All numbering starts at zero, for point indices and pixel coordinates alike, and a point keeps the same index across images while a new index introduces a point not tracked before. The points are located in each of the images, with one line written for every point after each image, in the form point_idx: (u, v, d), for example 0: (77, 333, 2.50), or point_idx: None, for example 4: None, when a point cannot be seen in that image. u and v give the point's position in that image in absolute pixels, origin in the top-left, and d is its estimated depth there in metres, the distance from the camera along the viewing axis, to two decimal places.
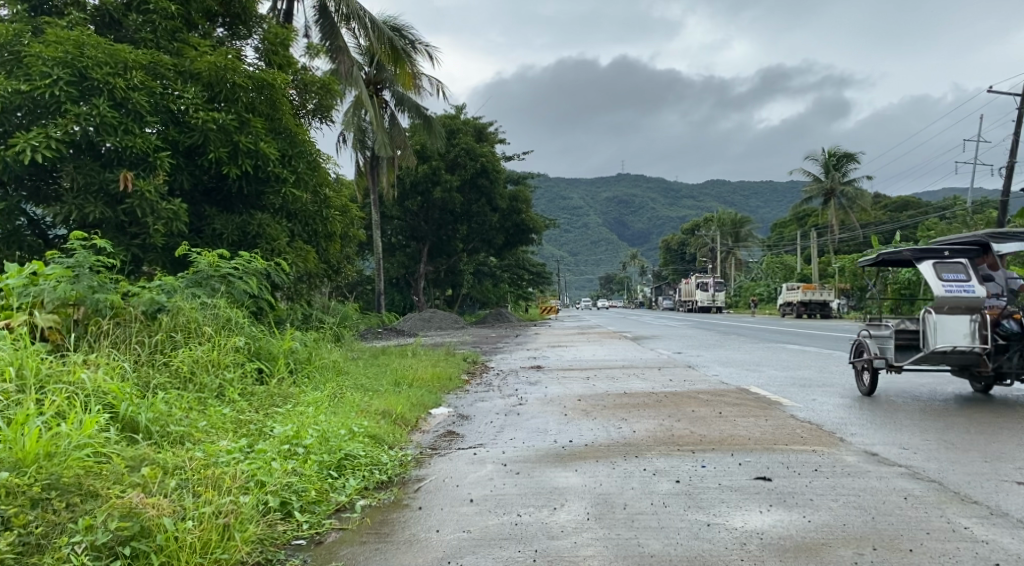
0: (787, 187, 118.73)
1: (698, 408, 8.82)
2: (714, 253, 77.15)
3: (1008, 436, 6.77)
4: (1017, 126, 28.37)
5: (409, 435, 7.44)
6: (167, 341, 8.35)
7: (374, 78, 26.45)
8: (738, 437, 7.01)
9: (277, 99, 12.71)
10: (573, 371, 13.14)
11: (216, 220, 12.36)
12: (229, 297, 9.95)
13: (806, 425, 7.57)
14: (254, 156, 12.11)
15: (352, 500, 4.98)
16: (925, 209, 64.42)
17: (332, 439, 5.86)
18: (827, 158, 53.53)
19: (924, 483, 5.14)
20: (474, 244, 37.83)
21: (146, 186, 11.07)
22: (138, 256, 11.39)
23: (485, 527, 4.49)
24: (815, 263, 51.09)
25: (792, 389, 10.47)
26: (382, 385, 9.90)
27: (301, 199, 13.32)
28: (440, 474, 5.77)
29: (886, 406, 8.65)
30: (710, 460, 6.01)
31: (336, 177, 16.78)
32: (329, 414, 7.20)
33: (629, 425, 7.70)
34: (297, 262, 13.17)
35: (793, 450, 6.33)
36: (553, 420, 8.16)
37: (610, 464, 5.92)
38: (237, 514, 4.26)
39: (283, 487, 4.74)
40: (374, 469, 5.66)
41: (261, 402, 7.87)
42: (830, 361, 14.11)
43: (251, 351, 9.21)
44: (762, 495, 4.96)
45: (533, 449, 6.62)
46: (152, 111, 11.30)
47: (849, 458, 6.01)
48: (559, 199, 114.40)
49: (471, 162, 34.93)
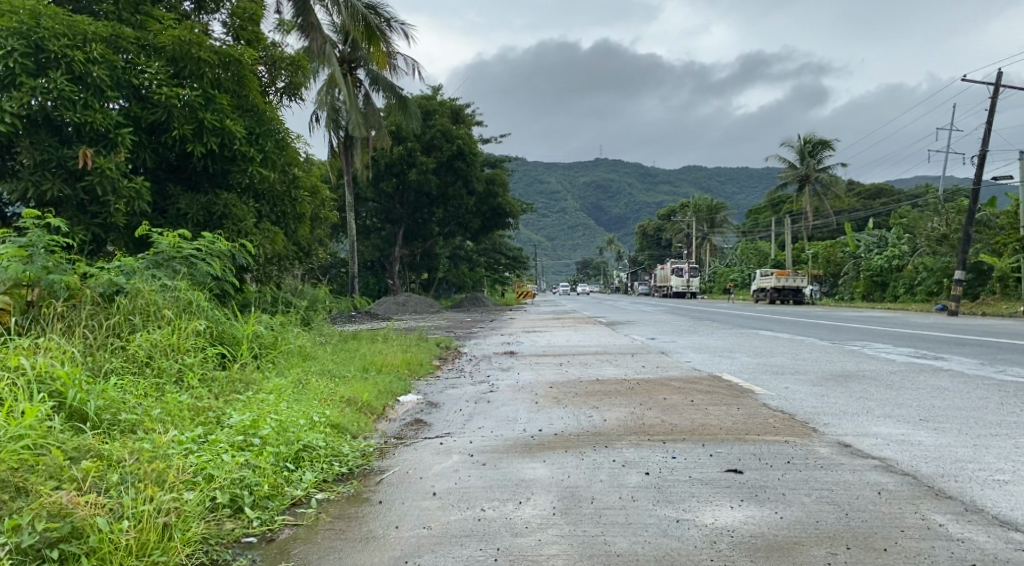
0: (762, 173, 119.22)
1: (670, 396, 8.69)
2: (690, 238, 77.39)
3: (980, 427, 6.69)
4: (990, 114, 28.46)
5: (375, 424, 7.24)
6: (124, 325, 8.08)
7: (348, 56, 26.00)
8: (710, 426, 6.87)
9: (245, 76, 12.37)
10: (546, 357, 13.00)
11: (180, 199, 12.05)
12: (191, 280, 9.68)
13: (778, 414, 7.45)
14: (219, 134, 11.78)
15: (308, 494, 4.78)
16: (898, 196, 65.02)
17: (291, 428, 5.66)
18: (802, 145, 53.76)
19: (897, 476, 5.02)
20: (449, 227, 37.54)
21: (107, 163, 10.70)
22: (99, 236, 11.09)
23: (446, 523, 4.31)
24: (790, 250, 51.35)
25: (765, 376, 10.38)
26: (349, 371, 9.69)
27: (268, 178, 13.00)
28: (403, 465, 5.58)
29: (858, 395, 8.57)
30: (681, 450, 5.87)
31: (307, 157, 16.48)
32: (291, 401, 7.00)
33: (600, 414, 7.54)
34: (263, 244, 12.91)
35: (766, 441, 6.20)
36: (523, 408, 8.01)
37: (580, 455, 5.76)
38: (180, 512, 4.05)
39: (234, 482, 4.53)
40: (334, 460, 5.46)
41: (221, 389, 7.65)
42: (802, 348, 14.07)
43: (213, 335, 8.97)
44: (733, 488, 4.82)
45: (502, 439, 6.44)
46: (113, 85, 10.96)
47: (822, 449, 5.88)
48: (536, 183, 114.16)
49: (447, 144, 34.59)
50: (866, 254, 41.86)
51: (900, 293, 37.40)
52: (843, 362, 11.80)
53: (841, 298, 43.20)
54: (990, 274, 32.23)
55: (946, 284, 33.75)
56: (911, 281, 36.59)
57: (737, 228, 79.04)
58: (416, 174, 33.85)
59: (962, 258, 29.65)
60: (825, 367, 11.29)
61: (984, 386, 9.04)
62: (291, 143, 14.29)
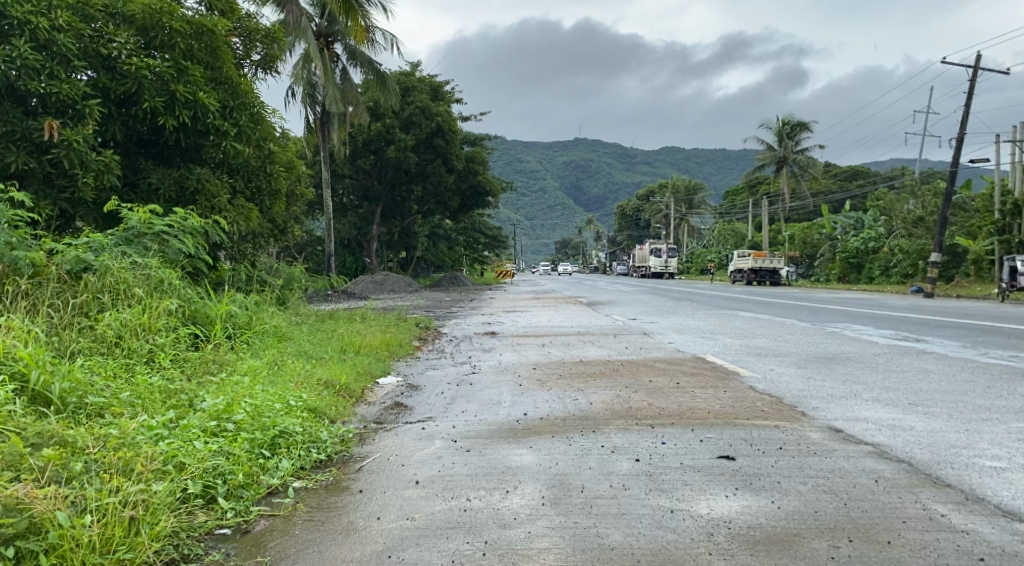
0: (740, 155, 119.31)
1: (655, 378, 8.55)
2: (668, 219, 77.35)
3: (970, 411, 6.58)
4: (969, 98, 28.47)
5: (354, 407, 7.04)
6: (92, 304, 7.83)
7: (325, 30, 25.52)
8: (698, 410, 6.73)
9: (218, 47, 12.14)
10: (527, 338, 12.82)
11: (152, 174, 11.76)
12: (163, 257, 9.42)
13: (766, 397, 7.32)
14: (192, 106, 11.46)
15: (285, 483, 4.57)
16: (874, 179, 65.32)
17: (267, 414, 5.45)
18: (781, 127, 53.69)
19: (893, 463, 4.88)
20: (429, 206, 37.17)
21: (74, 136, 10.36)
22: (67, 211, 10.80)
23: (430, 514, 4.12)
24: (767, 231, 51.47)
25: (749, 358, 10.26)
26: (326, 352, 9.46)
27: (243, 153, 12.71)
28: (384, 452, 5.38)
29: (844, 378, 8.45)
30: (670, 436, 5.71)
31: (283, 133, 16.12)
32: (266, 384, 6.80)
33: (585, 397, 7.38)
34: (238, 221, 12.63)
35: (755, 425, 6.06)
36: (507, 390, 7.84)
37: (566, 441, 5.58)
38: (148, 504, 3.83)
39: (206, 471, 4.31)
40: (311, 446, 5.25)
41: (193, 370, 7.41)
42: (784, 329, 13.99)
43: (185, 315, 8.72)
44: (726, 476, 4.67)
45: (486, 423, 6.26)
46: (80, 54, 10.71)
47: (814, 434, 5.74)
48: (515, 163, 113.66)
49: (426, 121, 34.20)
50: (843, 236, 41.99)
51: (875, 276, 37.35)
52: (826, 344, 11.71)
53: (817, 279, 43.29)
54: (965, 257, 32.35)
55: (921, 266, 33.70)
56: (886, 263, 36.69)
57: (715, 209, 79.11)
58: (394, 151, 33.44)
59: (938, 240, 29.69)
60: (809, 349, 11.18)
61: (970, 369, 8.94)
62: (267, 117, 13.94)
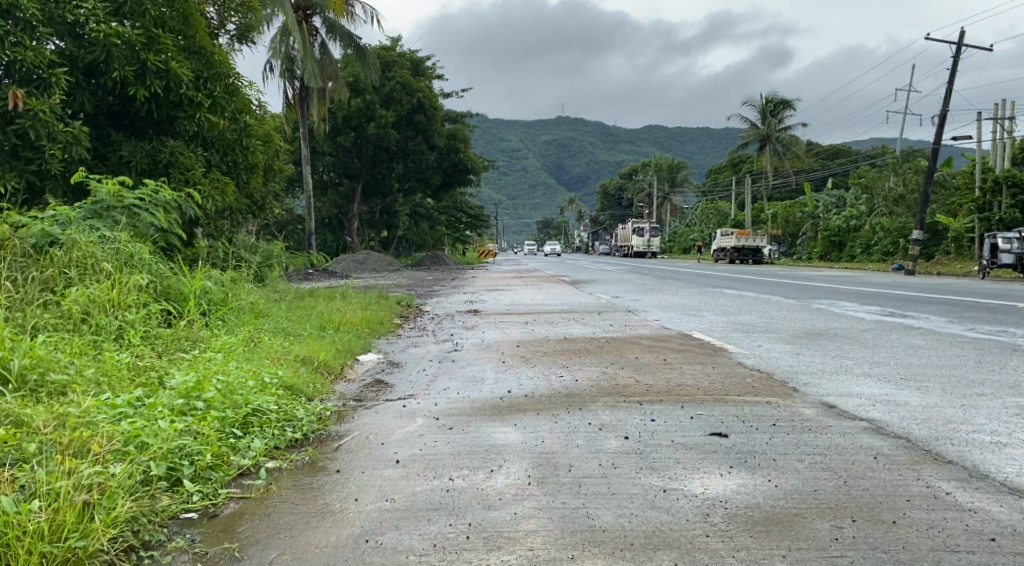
0: (722, 133, 119.11)
1: (641, 354, 8.38)
2: (650, 198, 77.22)
3: (964, 386, 6.42)
4: (953, 75, 28.34)
5: (333, 384, 6.82)
6: (59, 279, 7.60)
7: (303, 3, 25.00)
8: (687, 386, 6.55)
9: (190, 15, 12.03)
10: (511, 315, 12.61)
11: (123, 146, 11.48)
12: (133, 230, 9.16)
13: (756, 373, 7.15)
14: (164, 76, 11.25)
15: (257, 463, 4.33)
16: (856, 157, 65.42)
17: (239, 391, 5.22)
18: (764, 105, 53.49)
19: (891, 439, 4.70)
20: (410, 183, 36.77)
21: (39, 105, 10.09)
22: (34, 184, 10.53)
23: (411, 495, 3.90)
24: (750, 210, 51.50)
25: (736, 334, 10.12)
26: (305, 329, 9.18)
27: (217, 125, 12.44)
28: (363, 431, 5.14)
29: (833, 354, 8.30)
30: (660, 413, 5.53)
31: (260, 107, 15.78)
32: (240, 360, 6.57)
33: (571, 374, 7.19)
34: (214, 196, 12.35)
35: (747, 402, 5.89)
36: (490, 367, 7.64)
37: (553, 418, 5.38)
38: (103, 487, 3.58)
39: (172, 450, 4.06)
40: (286, 425, 5.00)
41: (163, 349, 7.15)
42: (770, 306, 13.86)
43: (157, 290, 8.45)
44: (720, 453, 4.49)
45: (468, 401, 6.04)
46: (45, 22, 10.45)
47: (807, 411, 5.57)
48: (496, 141, 113.02)
49: (407, 97, 33.75)
50: (824, 215, 41.97)
51: (856, 254, 37.37)
52: (814, 320, 11.56)
53: (799, 257, 43.36)
54: (946, 234, 32.38)
55: (902, 244, 33.70)
56: (867, 241, 36.69)
57: (697, 188, 79.00)
58: (375, 128, 32.99)
59: (920, 218, 29.65)
60: (795, 325, 11.03)
61: (958, 345, 8.82)
62: (242, 89, 13.61)
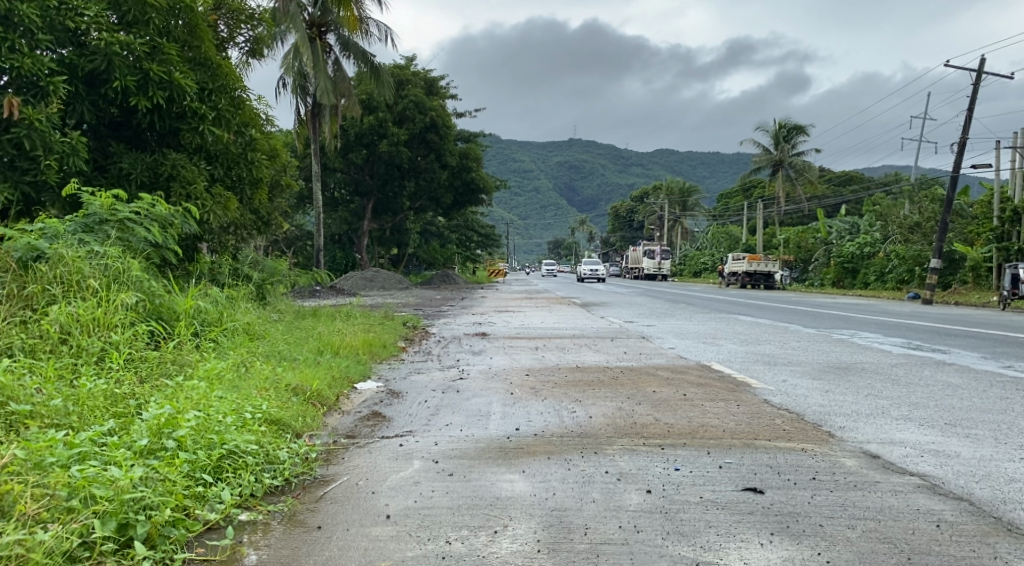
0: (734, 159, 118.77)
1: (659, 388, 7.78)
2: (661, 221, 76.66)
3: (1016, 436, 5.81)
4: (971, 104, 27.76)
5: (326, 417, 6.31)
6: (41, 296, 7.19)
7: (318, 20, 24.76)
8: (711, 428, 5.97)
9: (197, 25, 11.72)
10: (519, 340, 12.04)
11: (123, 158, 11.07)
12: (125, 245, 8.73)
13: (785, 414, 6.57)
14: (167, 87, 10.91)
15: (227, 517, 3.86)
16: (868, 184, 64.79)
17: (215, 428, 4.71)
18: (777, 130, 53.06)
19: (951, 502, 4.13)
20: (421, 202, 36.34)
21: (35, 114, 9.70)
22: (30, 196, 10.13)
23: (400, 562, 3.47)
24: (761, 235, 50.82)
25: (757, 367, 9.53)
26: (301, 353, 8.64)
27: (222, 138, 12.05)
28: (352, 475, 4.66)
29: (865, 393, 7.69)
30: (684, 460, 4.96)
31: (270, 123, 15.35)
32: (226, 389, 6.09)
33: (584, 409, 6.63)
34: (216, 210, 11.89)
35: (779, 449, 5.31)
36: (497, 399, 7.08)
37: (564, 465, 4.84)
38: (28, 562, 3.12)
39: (126, 503, 3.57)
40: (265, 468, 4.51)
41: (145, 375, 6.69)
42: (789, 335, 13.27)
43: (147, 308, 7.97)
44: (758, 516, 3.95)
45: (472, 440, 5.49)
46: (46, 29, 10.10)
47: (849, 461, 4.98)
48: (509, 161, 112.89)
49: (420, 115, 33.41)
50: (838, 241, 41.39)
51: (871, 281, 36.72)
52: (837, 353, 10.96)
53: (811, 284, 42.60)
54: (963, 263, 31.51)
55: (917, 273, 32.89)
56: (881, 268, 35.99)
57: (708, 213, 78.45)
58: (387, 145, 32.62)
59: (937, 246, 28.92)
60: (821, 357, 10.45)
61: (998, 385, 8.18)
62: (248, 101, 13.18)
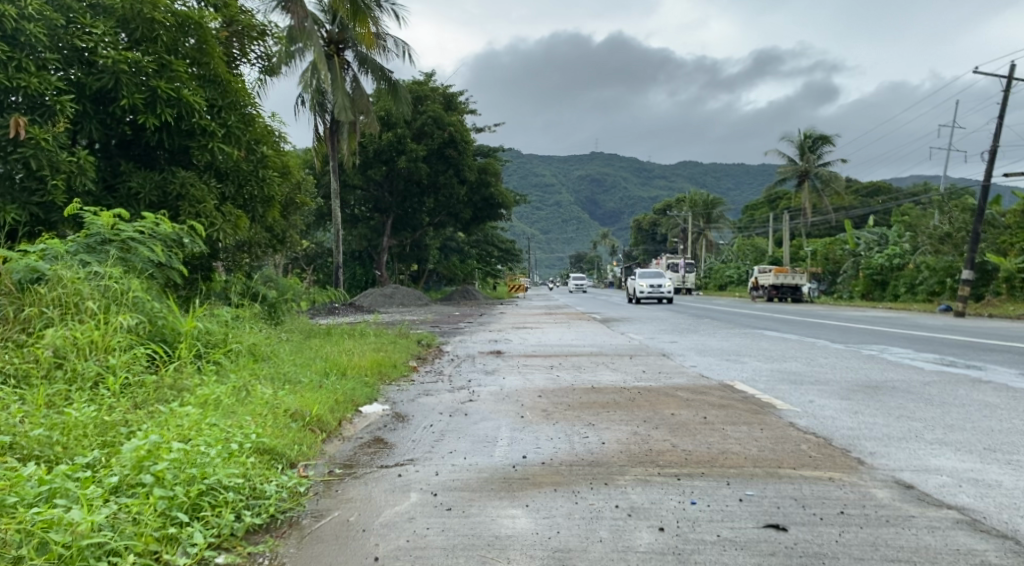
0: (759, 170, 117.88)
1: (678, 411, 7.41)
2: (685, 234, 76.00)
3: None
4: (1002, 112, 27.08)
5: (324, 443, 6.03)
6: (37, 320, 6.97)
7: (337, 37, 24.76)
8: (731, 455, 5.61)
9: (207, 42, 11.52)
10: (535, 359, 11.71)
11: (132, 177, 10.92)
12: (127, 266, 8.51)
13: (811, 439, 6.18)
14: (176, 105, 10.74)
15: (200, 561, 3.75)
16: (896, 194, 63.85)
17: (198, 460, 4.45)
18: (802, 141, 52.53)
19: (994, 541, 3.81)
20: (441, 218, 36.20)
21: (42, 133, 9.59)
22: (39, 217, 9.96)
23: None
24: (787, 247, 50.15)
25: (783, 386, 9.14)
26: (306, 375, 8.37)
27: (232, 156, 11.87)
28: (342, 508, 4.42)
29: (897, 414, 7.28)
30: (701, 492, 4.64)
31: (284, 141, 15.16)
32: (221, 416, 5.83)
33: (597, 435, 6.29)
34: (226, 229, 11.68)
35: (805, 478, 4.95)
36: (505, 424, 6.75)
37: (570, 498, 4.51)
38: None
39: (84, 549, 3.51)
40: (248, 505, 4.28)
41: (142, 400, 6.45)
42: (817, 351, 12.82)
43: (147, 330, 7.75)
44: (780, 558, 3.67)
45: (473, 470, 5.18)
46: (52, 48, 9.97)
47: (880, 493, 4.60)
48: (531, 176, 112.69)
49: (439, 132, 33.28)
50: (865, 252, 40.59)
51: (900, 293, 36.04)
52: (867, 370, 10.54)
53: (840, 296, 41.93)
54: (995, 273, 30.48)
55: (949, 284, 32.08)
56: (911, 280, 35.27)
57: (733, 225, 77.73)
58: (407, 162, 32.45)
59: (969, 257, 28.16)
60: (850, 375, 10.02)
61: None
62: (259, 118, 12.96)
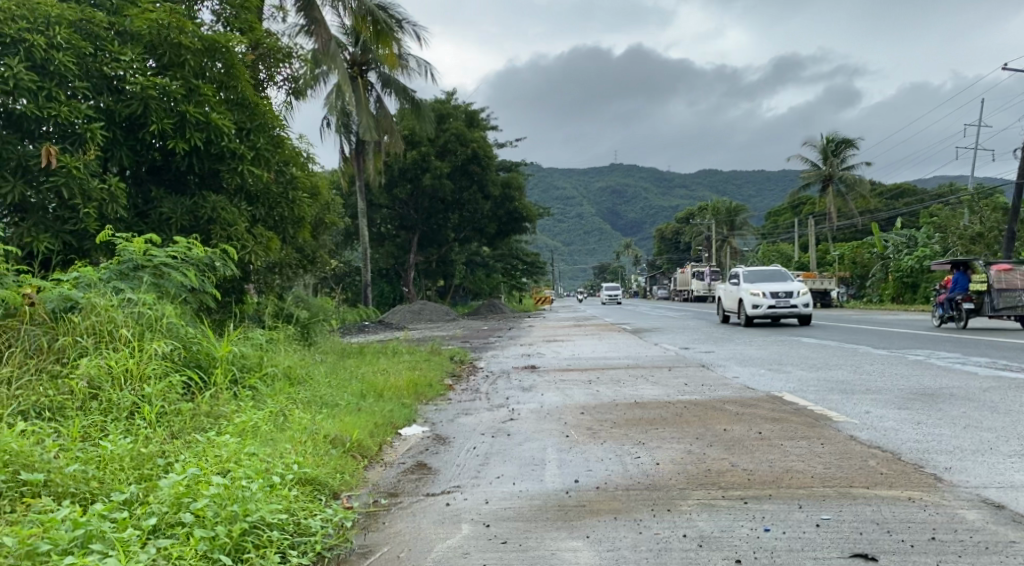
0: (780, 176, 116.92)
1: (730, 426, 7.07)
2: (708, 241, 75.28)
3: None
4: None
5: (366, 471, 5.76)
6: (71, 349, 6.77)
7: (358, 57, 24.76)
8: (798, 475, 5.26)
9: (234, 65, 11.36)
10: (571, 373, 11.37)
11: (163, 203, 10.76)
12: (160, 291, 8.31)
13: (879, 454, 5.82)
14: (204, 128, 10.60)
15: None
16: (922, 196, 62.91)
17: (240, 494, 4.20)
18: (825, 144, 51.89)
19: None
20: (465, 233, 36.00)
21: (74, 162, 9.46)
22: (71, 245, 9.81)
23: None
24: (814, 253, 49.43)
25: (835, 396, 8.76)
26: (343, 399, 8.09)
27: (261, 178, 11.67)
28: (392, 544, 4.15)
29: (962, 424, 6.88)
30: (775, 517, 4.31)
31: (311, 162, 14.99)
32: (260, 444, 5.59)
33: (651, 455, 5.97)
34: (257, 251, 11.49)
35: (883, 499, 4.61)
36: (553, 445, 6.43)
37: (635, 528, 4.20)
38: None
39: None
40: (293, 543, 4.04)
41: (178, 429, 6.22)
42: (861, 358, 12.37)
43: (181, 357, 7.52)
44: None
45: (529, 497, 4.88)
46: (82, 77, 9.87)
47: (971, 514, 4.26)
48: (551, 189, 112.38)
49: (461, 147, 33.10)
50: (895, 254, 39.79)
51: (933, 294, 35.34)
52: (919, 377, 10.10)
53: (870, 300, 41.22)
54: None
55: None
56: None
57: (756, 232, 76.88)
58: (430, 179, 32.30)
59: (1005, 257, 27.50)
60: (902, 383, 9.60)
61: None
62: (287, 139, 12.77)
